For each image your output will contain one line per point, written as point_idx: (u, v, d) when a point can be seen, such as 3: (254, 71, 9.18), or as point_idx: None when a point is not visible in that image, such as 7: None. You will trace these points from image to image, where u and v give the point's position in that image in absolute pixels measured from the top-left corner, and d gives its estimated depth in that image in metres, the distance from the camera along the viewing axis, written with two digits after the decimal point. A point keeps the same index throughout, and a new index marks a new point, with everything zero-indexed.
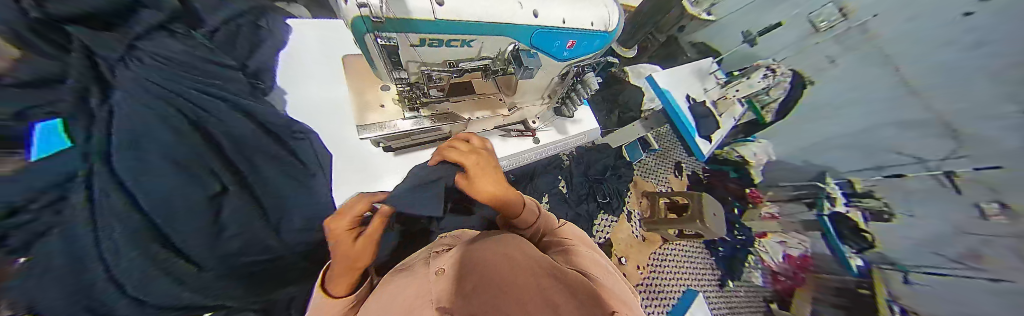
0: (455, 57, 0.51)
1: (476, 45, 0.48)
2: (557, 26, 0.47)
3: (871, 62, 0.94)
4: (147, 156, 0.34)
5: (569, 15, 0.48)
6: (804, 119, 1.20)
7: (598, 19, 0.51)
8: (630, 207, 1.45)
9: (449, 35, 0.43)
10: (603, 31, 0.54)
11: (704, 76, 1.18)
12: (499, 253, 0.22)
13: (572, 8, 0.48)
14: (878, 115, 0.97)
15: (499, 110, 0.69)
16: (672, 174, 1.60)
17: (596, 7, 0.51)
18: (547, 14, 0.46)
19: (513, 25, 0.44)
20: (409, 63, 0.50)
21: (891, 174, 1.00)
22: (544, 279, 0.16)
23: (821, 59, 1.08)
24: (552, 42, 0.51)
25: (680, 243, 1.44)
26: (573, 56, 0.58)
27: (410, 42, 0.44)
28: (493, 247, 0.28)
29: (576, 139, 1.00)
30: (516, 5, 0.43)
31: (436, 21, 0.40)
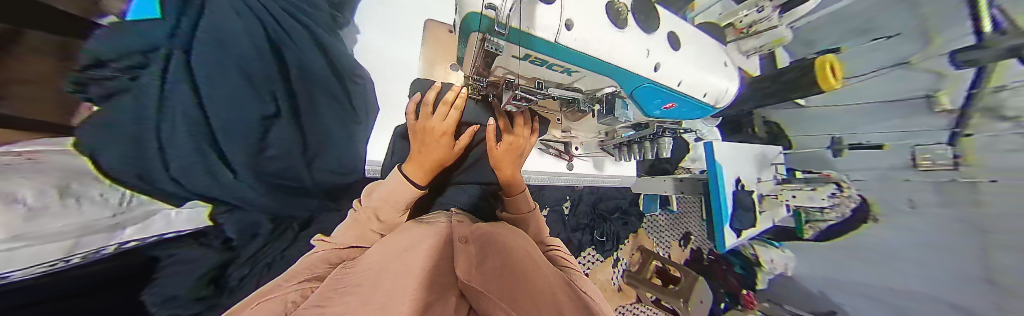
0: (547, 78, 0.39)
1: (576, 76, 0.37)
2: (672, 88, 0.37)
3: (950, 226, 0.80)
4: (222, 61, 0.44)
5: (692, 78, 0.39)
6: (854, 251, 1.03)
7: (714, 91, 0.41)
8: (620, 254, 1.40)
9: (562, 64, 0.30)
10: (711, 104, 0.44)
11: (763, 166, 1.02)
12: (518, 274, 0.27)
13: (694, 72, 0.38)
14: (930, 286, 0.85)
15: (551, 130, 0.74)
16: (677, 243, 1.51)
17: (717, 77, 0.41)
18: (671, 72, 0.36)
19: (631, 73, 0.33)
20: (497, 68, 0.37)
21: None
22: (556, 299, 0.22)
23: (902, 201, 0.91)
24: (652, 100, 0.39)
25: (649, 308, 1.39)
26: (664, 117, 0.45)
27: (513, 54, 0.30)
28: (503, 232, 0.41)
29: (609, 179, 0.97)
30: (644, 52, 0.33)
31: (558, 50, 0.28)
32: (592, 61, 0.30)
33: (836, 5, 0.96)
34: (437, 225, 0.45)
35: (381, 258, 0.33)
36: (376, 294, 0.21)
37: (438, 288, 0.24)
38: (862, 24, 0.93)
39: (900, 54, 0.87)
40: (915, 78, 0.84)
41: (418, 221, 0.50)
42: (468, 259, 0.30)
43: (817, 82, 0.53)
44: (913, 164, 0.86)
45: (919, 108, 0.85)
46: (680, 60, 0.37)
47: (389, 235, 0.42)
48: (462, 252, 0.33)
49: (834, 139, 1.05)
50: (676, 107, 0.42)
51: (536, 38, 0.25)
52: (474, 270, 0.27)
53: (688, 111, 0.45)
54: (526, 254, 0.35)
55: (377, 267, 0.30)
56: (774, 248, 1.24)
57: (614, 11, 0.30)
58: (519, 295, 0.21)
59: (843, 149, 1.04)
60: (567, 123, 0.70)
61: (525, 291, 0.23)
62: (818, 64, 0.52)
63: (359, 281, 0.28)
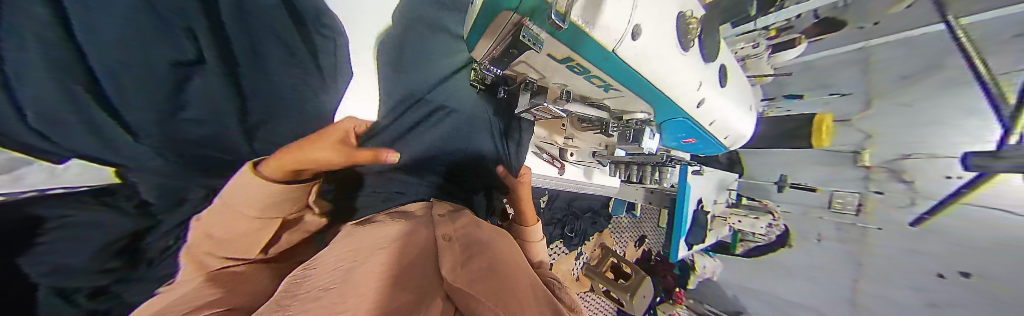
0: (582, 89, 0.34)
1: (614, 94, 0.33)
2: (704, 125, 0.37)
3: (845, 262, 1.00)
4: None
5: (726, 119, 0.38)
6: (763, 266, 1.23)
7: (735, 134, 0.42)
8: (582, 248, 1.48)
9: (611, 81, 0.25)
10: (727, 144, 0.46)
11: (720, 189, 1.12)
12: (507, 276, 0.25)
13: (730, 113, 0.38)
14: (815, 303, 1.08)
15: (556, 135, 0.77)
16: (632, 243, 1.61)
17: (744, 119, 0.42)
18: (711, 110, 0.35)
19: (675, 106, 0.30)
20: (519, 63, 0.30)
21: None
22: (546, 307, 0.21)
23: (812, 235, 1.08)
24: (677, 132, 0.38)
25: (599, 297, 1.52)
26: (677, 147, 0.46)
27: (552, 54, 0.23)
28: (490, 235, 0.39)
29: (594, 187, 0.99)
30: (696, 84, 0.29)
31: (621, 69, 0.22)
32: (644, 84, 0.25)
33: (810, 56, 1.04)
34: (416, 221, 0.40)
35: (348, 256, 0.28)
36: (335, 303, 0.16)
37: (416, 294, 0.20)
38: (821, 80, 1.04)
39: (844, 113, 1.01)
40: (847, 136, 1.00)
41: (394, 215, 0.45)
42: (454, 258, 0.27)
43: (813, 135, 0.60)
44: (827, 205, 1.04)
45: (840, 160, 1.02)
46: (723, 96, 0.35)
47: (359, 230, 0.37)
48: (447, 250, 0.29)
49: (781, 177, 1.16)
50: (693, 142, 0.43)
51: (594, 40, 0.17)
52: (460, 270, 0.24)
53: (703, 147, 0.46)
54: (517, 259, 0.33)
55: (345, 266, 0.25)
56: (707, 256, 1.38)
57: (686, 28, 0.25)
58: (510, 300, 0.19)
59: (786, 186, 1.15)
60: (570, 130, 0.69)
61: (513, 294, 0.20)
62: (818, 120, 0.59)
63: (320, 282, 0.22)
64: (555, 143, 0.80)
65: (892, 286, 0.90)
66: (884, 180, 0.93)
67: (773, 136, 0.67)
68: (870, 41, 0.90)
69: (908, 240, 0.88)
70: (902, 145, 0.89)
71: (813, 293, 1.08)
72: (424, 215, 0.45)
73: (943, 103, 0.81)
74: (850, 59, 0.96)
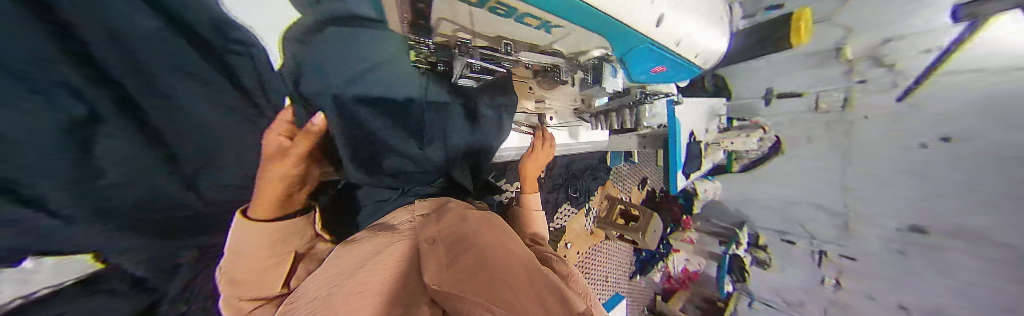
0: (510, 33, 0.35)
1: (555, 30, 0.31)
2: (667, 46, 0.31)
3: (834, 155, 1.04)
4: None
5: (694, 33, 0.32)
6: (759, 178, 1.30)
7: (707, 50, 0.36)
8: (591, 205, 1.55)
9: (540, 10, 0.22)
10: (697, 65, 0.41)
11: (710, 115, 1.11)
12: (490, 269, 0.25)
13: (697, 24, 0.31)
14: (810, 198, 1.14)
15: (526, 100, 0.75)
16: (636, 187, 1.68)
17: (717, 31, 0.35)
18: (674, 26, 0.29)
19: (621, 23, 0.25)
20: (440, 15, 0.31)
21: (787, 239, 1.26)
22: (526, 293, 0.22)
23: (802, 137, 1.11)
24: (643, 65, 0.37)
25: (615, 242, 1.63)
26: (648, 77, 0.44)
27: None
28: (477, 223, 0.39)
29: (583, 145, 1.00)
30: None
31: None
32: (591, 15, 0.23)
33: None
34: (401, 231, 0.41)
35: (333, 282, 0.28)
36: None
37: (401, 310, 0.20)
38: None
39: (824, 10, 0.95)
40: (827, 32, 0.96)
41: (385, 226, 0.45)
42: (439, 262, 0.28)
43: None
44: (815, 108, 1.05)
45: (825, 61, 1.00)
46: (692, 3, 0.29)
47: (346, 250, 0.37)
48: (431, 255, 0.30)
49: (768, 90, 1.15)
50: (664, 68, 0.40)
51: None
52: (447, 274, 0.25)
53: (673, 72, 0.42)
54: (503, 239, 0.34)
55: (331, 295, 0.26)
56: (708, 182, 1.45)
57: None
58: (496, 293, 0.20)
59: (773, 98, 1.15)
60: (540, 92, 0.70)
61: (499, 283, 0.22)
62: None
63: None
64: (530, 107, 0.78)
65: (879, 167, 0.93)
66: (864, 70, 0.91)
67: None
68: None
69: (888, 122, 0.88)
70: (884, 28, 0.85)
71: (807, 190, 1.15)
72: (409, 220, 0.45)
73: None
74: None
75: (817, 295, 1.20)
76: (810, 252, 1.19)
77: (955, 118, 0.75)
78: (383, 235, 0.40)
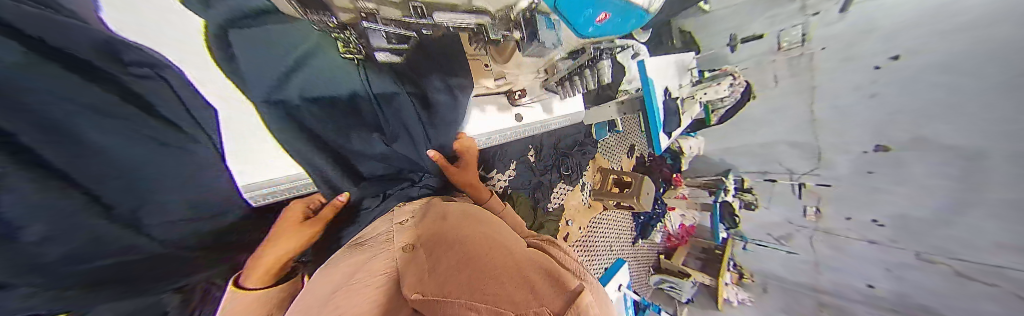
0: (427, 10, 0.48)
1: None
2: None
3: (800, 89, 1.09)
4: None
5: None
6: (736, 125, 1.34)
7: None
8: (584, 180, 1.56)
9: None
10: (643, 7, 0.43)
11: (682, 70, 1.11)
12: (471, 264, 0.25)
13: None
14: (783, 134, 1.19)
15: (484, 80, 0.72)
16: (625, 155, 1.71)
17: None
18: None
19: None
20: None
21: (769, 178, 1.32)
22: (509, 278, 0.22)
23: (770, 77, 1.15)
24: (583, 12, 0.40)
25: (613, 211, 1.68)
26: (597, 34, 0.46)
27: None
28: (456, 220, 0.39)
29: (561, 120, 0.98)
30: None
31: None
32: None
33: None
34: (381, 243, 0.40)
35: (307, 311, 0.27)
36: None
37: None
38: None
39: None
40: None
41: (363, 241, 0.44)
42: (418, 270, 0.28)
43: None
44: (777, 48, 1.07)
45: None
46: None
47: (327, 271, 0.36)
48: (411, 266, 0.30)
49: (731, 36, 1.16)
50: (608, 18, 0.42)
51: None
52: (426, 281, 0.25)
53: (621, 22, 0.45)
54: (484, 231, 0.35)
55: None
56: (690, 138, 1.50)
57: None
58: (476, 287, 0.21)
59: (737, 44, 1.16)
60: (496, 65, 0.72)
61: (478, 275, 0.23)
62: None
63: None
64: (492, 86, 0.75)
65: (843, 95, 1.00)
66: (818, 2, 0.95)
67: None
68: None
69: (845, 49, 0.94)
70: None
71: (781, 129, 1.19)
72: (388, 231, 0.44)
73: None
74: None
75: (797, 224, 1.28)
76: (791, 186, 1.25)
77: (905, 35, 0.83)
78: (364, 252, 0.39)
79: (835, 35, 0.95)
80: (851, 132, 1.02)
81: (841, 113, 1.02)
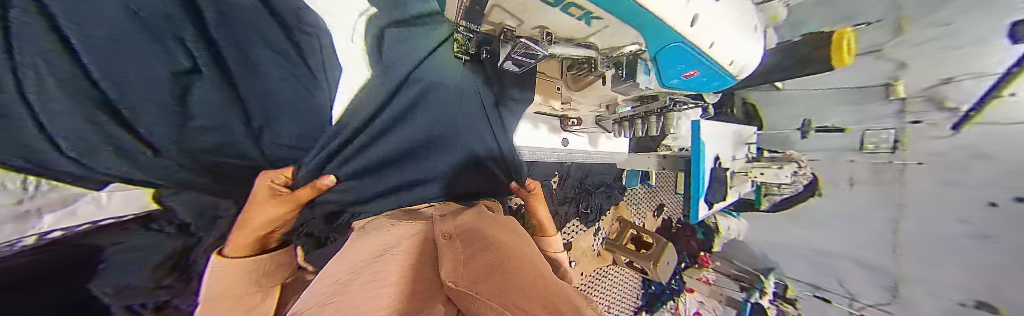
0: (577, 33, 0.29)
1: (596, 26, 0.26)
2: (701, 51, 0.26)
3: (881, 203, 0.92)
4: None
5: (728, 40, 0.29)
6: (792, 220, 1.19)
7: (743, 58, 0.34)
8: (601, 224, 1.46)
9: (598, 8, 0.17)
10: (732, 74, 0.38)
11: (738, 144, 1.05)
12: (513, 275, 0.25)
13: (731, 29, 0.28)
14: (854, 248, 1.01)
15: (552, 100, 0.80)
16: (652, 213, 1.59)
17: (748, 41, 0.34)
18: (707, 26, 0.24)
19: (661, 22, 0.19)
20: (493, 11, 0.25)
21: (820, 295, 1.15)
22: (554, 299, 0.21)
23: (844, 178, 1.02)
24: (675, 66, 0.31)
25: (623, 269, 1.53)
26: (675, 86, 0.40)
27: None
28: (491, 228, 0.41)
29: (602, 156, 1.00)
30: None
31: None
32: (632, 11, 0.17)
33: None
34: (422, 229, 0.44)
35: (358, 269, 0.29)
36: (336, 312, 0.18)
37: (418, 301, 0.21)
38: (846, 9, 0.95)
39: (871, 44, 0.92)
40: (876, 67, 0.92)
41: (404, 223, 0.49)
42: (456, 257, 0.30)
43: (830, 56, 0.53)
44: (858, 148, 0.97)
45: (869, 97, 0.94)
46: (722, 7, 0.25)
47: (369, 242, 0.39)
48: (449, 250, 0.32)
49: (804, 122, 1.11)
50: (696, 75, 0.36)
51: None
52: (461, 272, 0.26)
53: (705, 80, 0.39)
54: (514, 247, 0.36)
55: (352, 280, 0.27)
56: (730, 217, 1.37)
57: None
58: (515, 290, 0.21)
59: (810, 131, 1.10)
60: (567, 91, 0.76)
61: (517, 282, 0.24)
62: (837, 38, 0.52)
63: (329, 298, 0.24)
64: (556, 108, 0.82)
65: (940, 221, 0.80)
66: (920, 111, 0.82)
67: (790, 63, 0.61)
68: None
69: (950, 171, 0.77)
70: (947, 65, 0.76)
71: (847, 241, 1.04)
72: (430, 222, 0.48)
73: (981, 11, 0.69)
74: None
75: None
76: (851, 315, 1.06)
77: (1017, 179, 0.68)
78: (406, 234, 0.42)
79: (935, 153, 0.79)
80: (944, 275, 0.81)
81: (924, 242, 0.84)
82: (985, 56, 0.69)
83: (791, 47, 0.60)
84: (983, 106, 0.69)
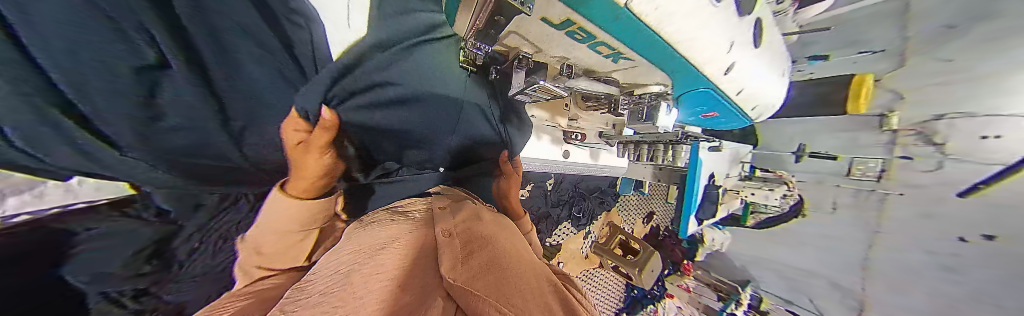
0: (601, 66, 0.26)
1: (626, 65, 0.24)
2: (729, 98, 0.27)
3: (861, 228, 0.97)
4: None
5: (756, 86, 0.29)
6: (774, 238, 1.23)
7: (764, 104, 0.34)
8: (590, 228, 1.48)
9: (641, 57, 0.17)
10: (751, 117, 0.38)
11: (733, 162, 1.06)
12: (511, 282, 0.24)
13: (763, 76, 0.28)
14: (828, 269, 1.08)
15: (558, 117, 0.73)
16: (641, 221, 1.60)
17: (777, 86, 0.33)
18: (740, 76, 0.24)
19: (697, 71, 0.19)
20: (512, 34, 0.21)
21: (792, 309, 1.20)
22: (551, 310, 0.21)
23: (828, 203, 1.05)
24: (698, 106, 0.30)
25: (609, 272, 1.56)
26: (694, 123, 0.38)
27: (547, 17, 0.14)
28: (490, 227, 0.40)
29: (600, 169, 0.98)
30: (729, 43, 0.18)
31: (664, 45, 0.14)
32: (664, 56, 0.16)
33: (837, 11, 0.92)
34: (418, 221, 0.42)
35: (351, 259, 0.27)
36: (336, 307, 0.17)
37: (418, 297, 0.20)
38: (850, 36, 0.92)
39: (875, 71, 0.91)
40: (875, 96, 0.92)
41: (398, 211, 0.47)
42: (455, 255, 0.28)
43: (847, 103, 0.54)
44: (847, 173, 0.99)
45: (863, 125, 0.95)
46: (757, 59, 0.25)
47: (361, 231, 0.37)
48: (448, 246, 0.30)
49: (799, 146, 1.11)
50: (715, 115, 0.34)
51: (610, 1, 0.09)
52: (461, 270, 0.25)
53: (721, 120, 0.38)
54: (514, 249, 0.35)
55: (343, 268, 0.26)
56: (717, 230, 1.36)
57: None
58: (514, 298, 0.21)
59: (804, 156, 1.10)
60: (574, 111, 0.68)
61: (514, 288, 0.23)
62: (857, 83, 0.52)
63: (321, 286, 0.23)
64: (558, 124, 0.76)
65: (908, 249, 0.88)
66: (911, 144, 0.85)
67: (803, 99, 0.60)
68: None
69: (929, 203, 0.83)
70: (936, 104, 0.80)
71: (822, 260, 1.09)
72: (427, 214, 0.46)
73: (987, 55, 0.71)
74: (882, 12, 0.85)
75: None
76: None
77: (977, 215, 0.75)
78: (401, 221, 0.40)
79: (919, 186, 0.84)
80: (910, 295, 0.89)
81: (894, 267, 0.91)
82: (982, 98, 0.72)
83: (807, 85, 0.60)
84: (1002, 179, 0.70)
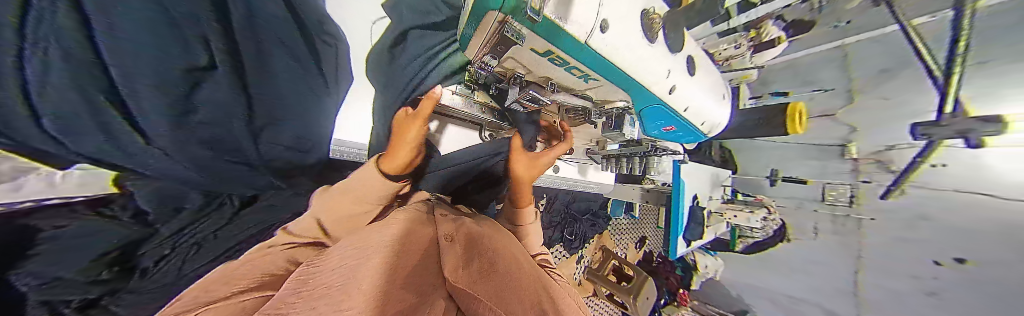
0: (566, 83, 0.32)
1: (592, 84, 0.30)
2: (679, 112, 0.33)
3: (843, 253, 1.02)
4: None
5: (699, 106, 0.36)
6: (764, 262, 1.24)
7: (712, 121, 0.40)
8: (583, 251, 1.45)
9: (599, 78, 0.23)
10: (705, 131, 0.44)
11: (714, 186, 1.12)
12: (510, 288, 0.25)
13: (702, 99, 0.35)
14: (818, 296, 1.10)
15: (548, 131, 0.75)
16: (634, 245, 1.58)
17: (718, 108, 0.41)
18: (682, 97, 0.31)
19: (645, 90, 0.25)
20: (511, 60, 0.26)
21: None
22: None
23: (809, 228, 1.10)
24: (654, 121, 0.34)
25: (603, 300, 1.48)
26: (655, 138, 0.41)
27: (533, 48, 0.20)
28: (490, 232, 0.41)
29: (592, 185, 1.03)
30: (664, 71, 0.25)
31: (612, 67, 0.20)
32: (619, 77, 0.22)
33: (793, 55, 1.07)
34: (416, 218, 0.41)
35: (353, 253, 0.27)
36: (341, 301, 0.17)
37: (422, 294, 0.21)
38: (805, 77, 1.06)
39: (828, 107, 1.04)
40: (833, 128, 1.03)
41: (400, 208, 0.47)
42: (456, 259, 0.29)
43: (785, 125, 0.59)
44: (821, 198, 1.06)
45: (829, 154, 1.05)
46: (693, 84, 0.33)
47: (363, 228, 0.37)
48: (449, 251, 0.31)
49: (773, 171, 1.18)
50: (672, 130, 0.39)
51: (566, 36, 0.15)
52: (461, 273, 0.26)
53: (682, 136, 0.43)
54: (512, 253, 0.36)
55: (347, 262, 0.26)
56: (709, 256, 1.37)
57: (671, 37, 0.27)
58: (513, 302, 0.21)
59: (778, 180, 1.16)
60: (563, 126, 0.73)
61: (513, 292, 0.24)
62: (790, 110, 0.58)
63: (326, 279, 0.23)
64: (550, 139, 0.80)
65: (893, 276, 0.92)
66: (873, 172, 0.95)
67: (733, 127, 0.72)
68: (847, 39, 0.94)
69: (903, 231, 0.89)
70: (885, 136, 0.92)
71: (812, 288, 1.12)
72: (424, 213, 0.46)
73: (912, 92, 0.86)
74: (829, 57, 0.99)
75: None
76: None
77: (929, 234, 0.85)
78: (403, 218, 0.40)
79: (887, 209, 0.92)
80: None
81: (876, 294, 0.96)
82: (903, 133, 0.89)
83: (754, 111, 0.65)
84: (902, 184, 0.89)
